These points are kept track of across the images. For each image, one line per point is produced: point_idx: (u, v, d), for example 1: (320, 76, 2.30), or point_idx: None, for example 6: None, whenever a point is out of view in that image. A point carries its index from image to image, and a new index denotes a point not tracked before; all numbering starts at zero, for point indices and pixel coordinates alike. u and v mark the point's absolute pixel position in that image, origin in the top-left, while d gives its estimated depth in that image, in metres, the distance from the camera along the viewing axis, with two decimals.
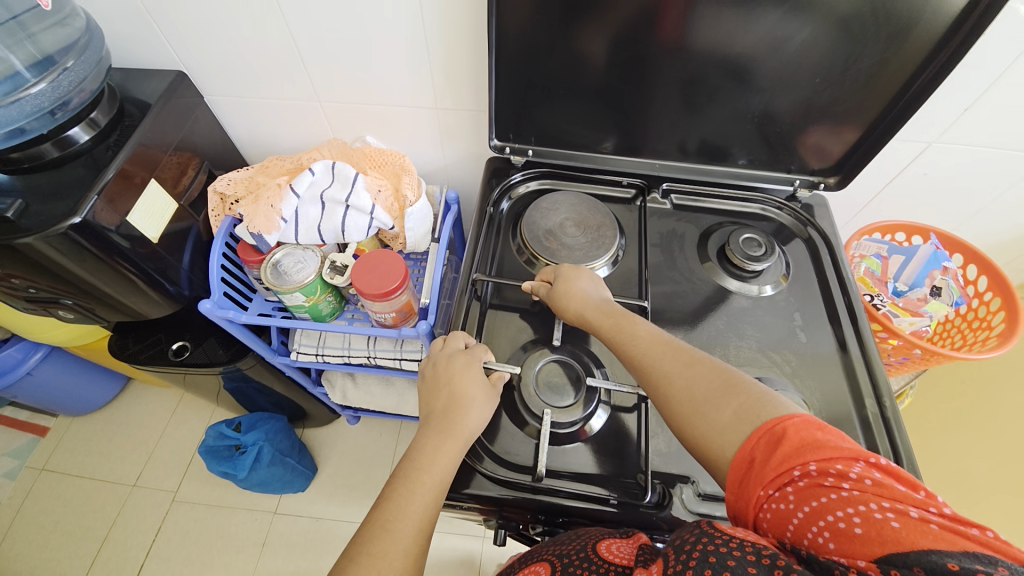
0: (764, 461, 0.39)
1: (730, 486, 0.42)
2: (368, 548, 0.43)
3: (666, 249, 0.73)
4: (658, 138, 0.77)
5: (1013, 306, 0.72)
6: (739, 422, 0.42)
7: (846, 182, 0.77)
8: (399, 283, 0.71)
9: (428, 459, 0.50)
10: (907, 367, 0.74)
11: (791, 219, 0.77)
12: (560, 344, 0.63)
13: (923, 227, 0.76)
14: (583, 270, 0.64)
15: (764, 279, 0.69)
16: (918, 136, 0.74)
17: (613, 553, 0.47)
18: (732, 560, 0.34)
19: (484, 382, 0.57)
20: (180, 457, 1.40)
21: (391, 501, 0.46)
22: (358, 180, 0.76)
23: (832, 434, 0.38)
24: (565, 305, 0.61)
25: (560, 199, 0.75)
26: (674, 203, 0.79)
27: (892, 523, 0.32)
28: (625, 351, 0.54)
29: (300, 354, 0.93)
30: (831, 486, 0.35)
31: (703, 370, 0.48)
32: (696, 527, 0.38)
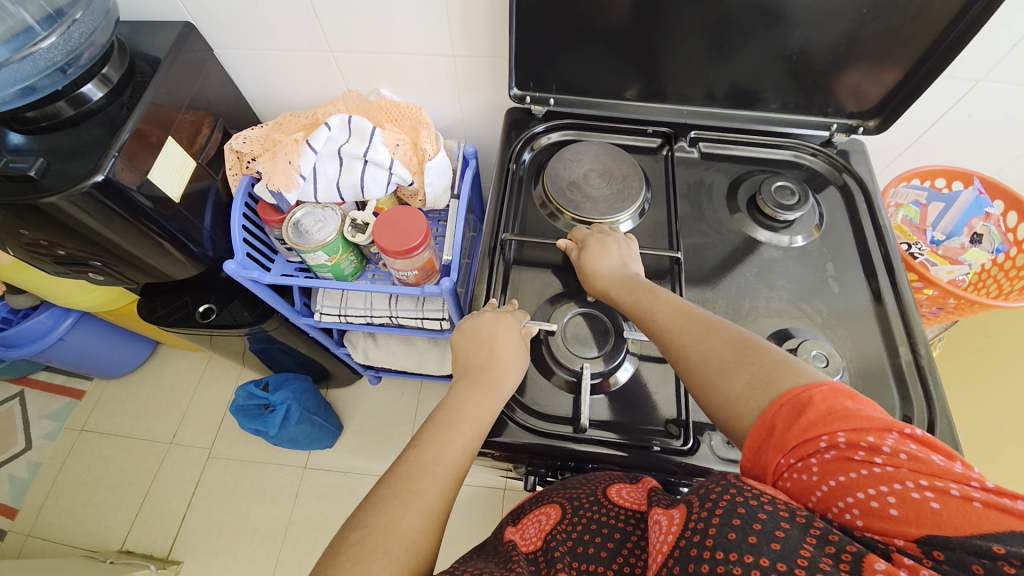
0: (786, 428, 0.38)
1: (746, 451, 0.41)
2: (409, 486, 0.45)
3: (694, 200, 0.71)
4: (685, 83, 0.73)
5: None
6: (751, 392, 0.42)
7: (886, 126, 0.72)
8: (421, 240, 0.71)
9: (462, 410, 0.51)
10: (941, 317, 0.72)
11: (826, 165, 0.74)
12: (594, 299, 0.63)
13: (965, 172, 0.72)
14: (609, 239, 0.63)
15: (795, 230, 0.67)
16: (965, 74, 0.69)
17: (623, 498, 0.50)
18: (763, 513, 0.34)
19: (520, 339, 0.57)
20: (211, 415, 1.46)
21: (430, 445, 0.48)
22: (375, 133, 0.74)
23: (862, 403, 0.37)
24: (590, 274, 0.60)
25: (584, 149, 0.73)
26: (702, 151, 0.75)
27: (932, 503, 0.31)
28: (644, 318, 0.54)
29: (324, 315, 0.94)
30: (861, 461, 0.34)
31: (722, 335, 0.47)
32: (722, 477, 0.38)
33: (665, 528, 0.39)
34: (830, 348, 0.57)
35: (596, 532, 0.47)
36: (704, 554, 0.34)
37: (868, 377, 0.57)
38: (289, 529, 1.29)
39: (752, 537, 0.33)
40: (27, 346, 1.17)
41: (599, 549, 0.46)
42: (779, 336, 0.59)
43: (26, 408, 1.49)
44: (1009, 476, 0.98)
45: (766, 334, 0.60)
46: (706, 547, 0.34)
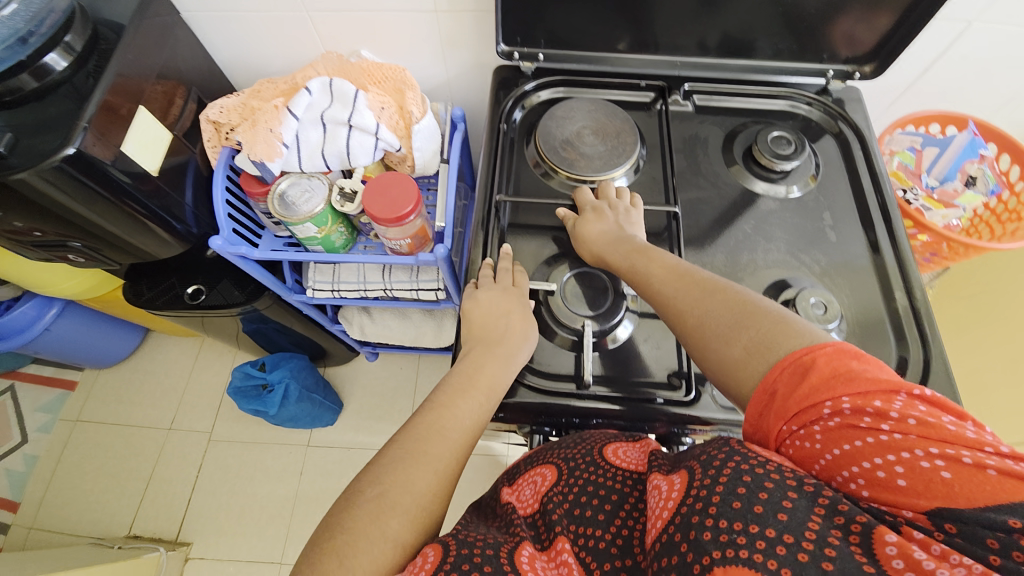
0: (788, 394, 0.39)
1: (749, 418, 0.42)
2: (428, 447, 0.46)
3: (689, 154, 0.70)
4: (677, 34, 0.71)
5: None
6: (749, 356, 0.42)
7: (882, 71, 0.71)
8: (412, 206, 0.69)
9: (472, 374, 0.52)
10: (935, 263, 0.73)
11: (821, 114, 0.73)
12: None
13: (959, 116, 0.72)
14: (604, 207, 0.61)
15: (792, 180, 0.67)
16: (959, 13, 0.68)
17: (620, 458, 0.49)
18: (769, 482, 0.35)
19: (525, 309, 0.57)
20: (209, 399, 1.45)
21: (447, 409, 0.49)
22: (359, 97, 0.71)
23: (867, 364, 0.37)
24: (582, 242, 0.60)
25: (576, 105, 0.71)
26: (696, 104, 0.73)
27: (942, 473, 0.32)
28: (641, 284, 0.53)
29: (316, 290, 0.93)
30: (867, 428, 0.35)
31: (722, 297, 0.47)
32: (725, 444, 0.39)
33: (665, 494, 0.39)
34: (823, 292, 0.58)
35: (593, 495, 0.47)
36: (708, 522, 0.34)
37: (864, 322, 0.58)
38: (296, 506, 1.30)
39: (757, 508, 0.34)
40: (13, 338, 1.15)
41: (596, 512, 0.46)
42: (777, 287, 0.59)
43: (19, 402, 1.47)
44: (996, 416, 1.01)
45: (763, 285, 0.60)
46: (709, 514, 0.34)
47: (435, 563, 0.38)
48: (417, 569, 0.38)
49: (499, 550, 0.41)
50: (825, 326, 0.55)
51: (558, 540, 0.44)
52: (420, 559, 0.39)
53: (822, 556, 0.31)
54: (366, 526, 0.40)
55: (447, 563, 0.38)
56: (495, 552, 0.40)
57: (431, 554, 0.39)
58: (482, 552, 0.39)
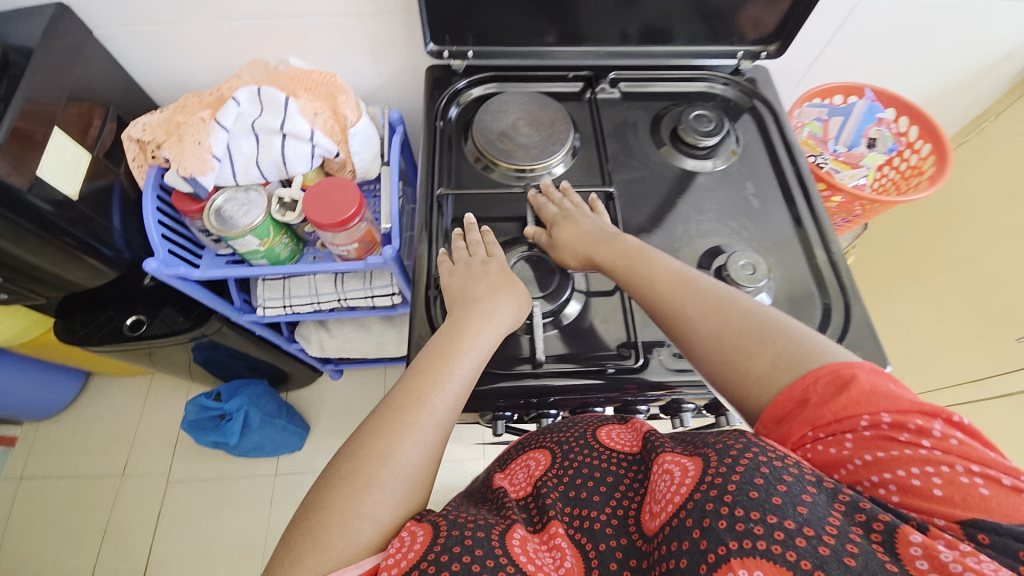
0: (821, 403, 0.41)
1: (768, 420, 0.44)
2: (406, 417, 0.47)
3: (620, 138, 0.73)
4: (598, 26, 0.74)
5: (941, 150, 0.74)
6: (777, 370, 0.44)
7: (786, 49, 0.76)
8: (355, 210, 0.68)
9: (459, 340, 0.52)
10: (852, 223, 0.79)
11: (736, 93, 0.78)
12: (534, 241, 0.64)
13: (856, 85, 0.77)
14: (580, 215, 0.62)
15: (715, 155, 0.71)
16: None
17: (614, 441, 0.53)
18: (787, 476, 0.37)
19: (503, 268, 0.59)
20: (164, 438, 1.37)
21: (429, 375, 0.49)
22: (289, 104, 0.70)
23: (903, 387, 0.40)
24: (559, 247, 0.61)
25: (509, 99, 0.72)
26: (623, 92, 0.77)
27: (980, 489, 0.34)
28: (645, 290, 0.55)
29: (267, 308, 0.90)
30: (905, 442, 0.37)
31: (741, 308, 0.49)
32: (741, 437, 0.42)
33: (677, 480, 0.42)
34: (756, 257, 0.61)
35: (589, 478, 0.50)
36: (723, 510, 0.37)
37: (789, 277, 0.62)
38: (269, 538, 1.25)
39: (776, 499, 0.36)
40: None
41: (592, 493, 0.49)
42: (710, 254, 0.63)
43: None
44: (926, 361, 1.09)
45: (698, 254, 0.63)
46: (724, 503, 0.37)
47: (425, 542, 0.41)
48: (407, 548, 0.41)
49: (490, 530, 0.43)
50: (754, 286, 0.59)
51: (552, 524, 0.46)
52: (407, 537, 0.42)
53: (843, 551, 0.33)
54: (342, 504, 0.42)
55: (436, 543, 0.40)
56: (485, 534, 0.42)
57: (420, 534, 0.42)
58: (473, 534, 0.42)
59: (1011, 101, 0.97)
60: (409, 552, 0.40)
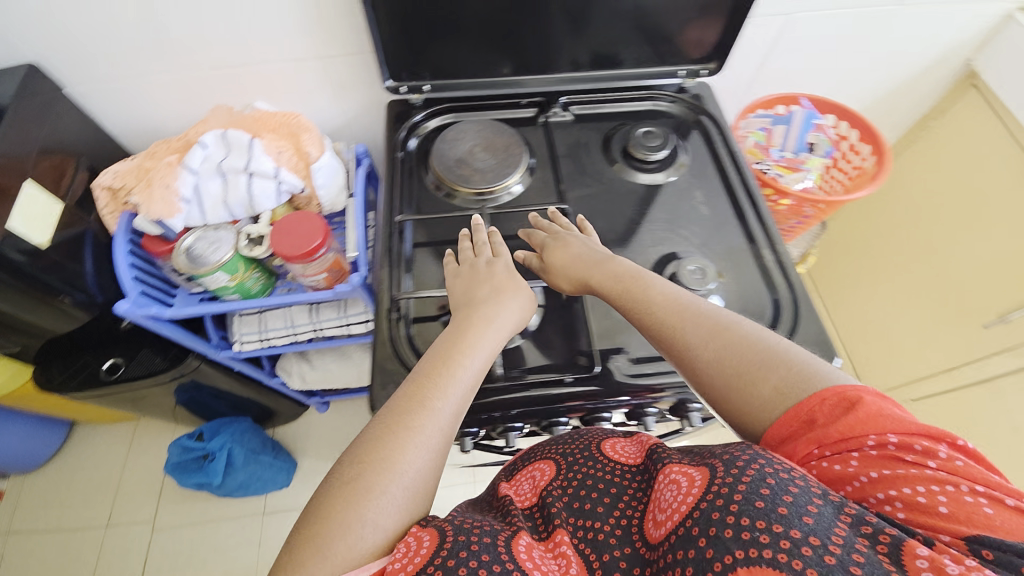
0: (827, 423, 0.41)
1: (771, 435, 0.44)
2: (407, 422, 0.46)
3: (574, 157, 0.76)
4: (545, 55, 0.78)
5: (878, 149, 0.78)
6: (780, 397, 0.44)
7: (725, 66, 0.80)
8: (321, 240, 0.70)
9: (460, 347, 0.53)
10: (806, 224, 0.82)
11: (682, 109, 0.82)
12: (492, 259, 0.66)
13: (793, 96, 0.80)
14: (571, 238, 0.63)
15: (665, 167, 0.75)
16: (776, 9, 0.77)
17: (618, 453, 0.52)
18: (795, 487, 0.36)
19: (508, 268, 0.61)
20: (150, 484, 1.34)
21: (432, 379, 0.50)
22: (253, 145, 0.73)
23: (906, 412, 0.40)
24: (552, 271, 0.62)
25: (464, 127, 0.76)
26: (574, 114, 0.81)
27: (985, 509, 0.34)
28: (642, 311, 0.55)
29: (244, 343, 0.91)
30: (911, 462, 0.37)
31: (739, 334, 0.49)
32: (749, 449, 0.41)
33: (684, 490, 0.41)
34: (708, 264, 0.64)
35: (593, 488, 0.48)
36: (730, 519, 0.36)
37: (740, 278, 0.65)
38: None
39: (782, 508, 0.35)
40: None
41: (596, 503, 0.47)
42: (663, 260, 0.66)
43: None
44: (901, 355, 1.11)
45: (650, 260, 0.66)
46: (731, 512, 0.36)
47: (432, 546, 0.40)
48: (414, 553, 0.39)
49: (495, 537, 0.41)
50: (704, 289, 0.62)
51: (558, 532, 0.45)
52: (412, 541, 0.40)
53: (850, 560, 0.32)
54: (343, 510, 0.41)
55: (442, 548, 0.39)
56: (493, 539, 0.41)
57: (426, 540, 0.40)
58: (480, 539, 0.40)
59: (955, 98, 0.97)
60: (414, 557, 0.39)
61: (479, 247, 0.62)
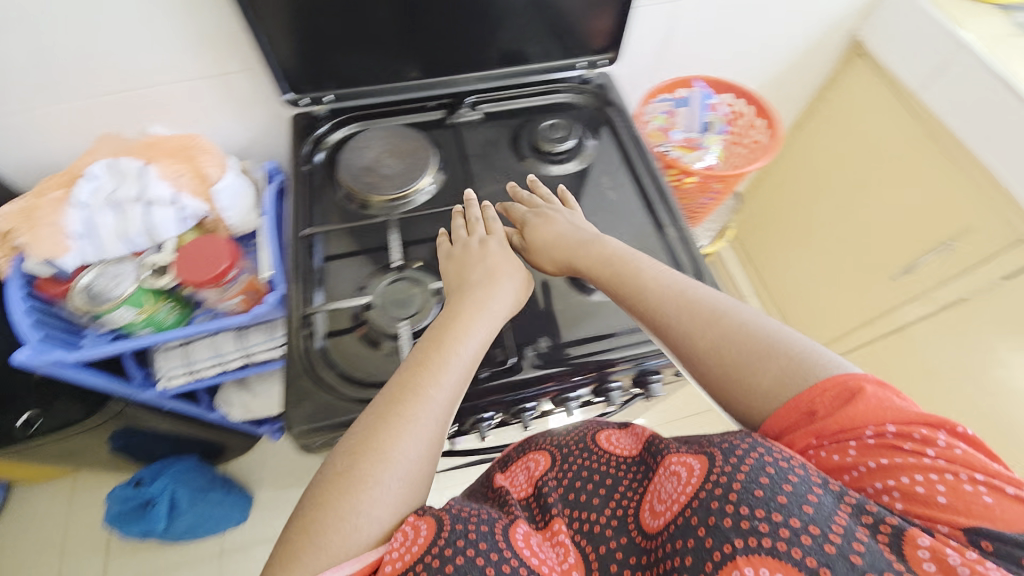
0: (825, 413, 0.43)
1: (771, 422, 0.46)
2: (399, 410, 0.47)
3: (484, 156, 0.77)
4: (445, 57, 0.78)
5: (771, 121, 0.82)
6: (779, 387, 0.46)
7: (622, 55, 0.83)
8: (229, 262, 0.69)
9: (457, 334, 0.54)
10: (717, 200, 0.86)
11: (587, 99, 0.84)
12: (401, 263, 0.64)
13: (685, 80, 0.84)
14: (554, 218, 0.66)
15: (572, 157, 0.76)
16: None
17: (613, 445, 0.53)
18: (794, 477, 0.38)
19: (499, 247, 0.63)
20: (96, 539, 1.27)
21: (426, 367, 0.50)
22: (147, 172, 0.70)
23: (906, 400, 0.42)
24: (534, 250, 0.64)
25: (370, 135, 0.75)
26: (482, 113, 0.81)
27: (985, 497, 0.36)
28: (634, 295, 0.56)
29: (171, 379, 0.87)
30: (911, 451, 0.39)
31: (736, 322, 0.51)
32: (747, 437, 0.42)
33: (683, 481, 0.42)
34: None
35: (587, 480, 0.50)
36: (728, 509, 0.38)
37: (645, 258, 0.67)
38: None
39: (780, 497, 0.37)
40: None
41: (591, 496, 0.48)
42: None
43: None
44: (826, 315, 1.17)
45: None
46: (730, 502, 0.38)
47: (428, 534, 0.40)
48: (412, 541, 0.40)
49: (493, 525, 0.42)
50: None
51: (553, 521, 0.46)
52: (410, 530, 0.41)
53: (849, 549, 0.34)
54: (337, 501, 0.42)
55: (439, 537, 0.40)
56: (490, 528, 0.41)
57: (423, 528, 0.41)
58: (477, 528, 0.41)
59: (844, 70, 1.03)
60: (411, 547, 0.40)
61: (472, 227, 0.64)
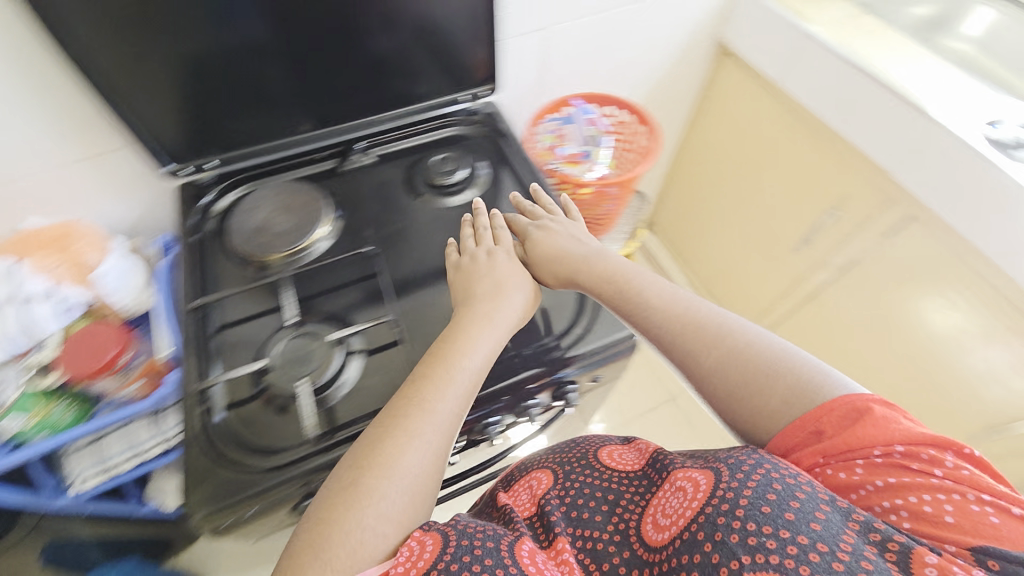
0: (833, 432, 0.45)
1: (781, 439, 0.47)
2: (406, 425, 0.49)
3: (380, 198, 0.77)
4: (326, 109, 0.78)
5: (651, 124, 0.87)
6: (787, 406, 0.48)
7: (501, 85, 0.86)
8: (119, 343, 0.68)
9: (463, 347, 0.56)
10: (618, 205, 0.89)
11: (477, 129, 0.86)
12: (296, 319, 0.63)
13: (565, 99, 0.88)
14: (556, 232, 0.68)
15: (466, 186, 0.78)
16: (531, 26, 0.84)
17: (616, 461, 0.56)
18: (801, 493, 0.40)
19: (506, 258, 0.65)
20: None
21: (430, 382, 0.52)
22: (17, 268, 0.67)
23: (910, 420, 0.43)
24: (534, 263, 0.66)
25: (259, 195, 0.74)
26: (375, 155, 0.82)
27: (990, 518, 0.37)
28: (638, 311, 0.59)
29: (84, 481, 0.81)
30: (918, 470, 0.40)
31: (738, 340, 0.53)
32: (754, 456, 0.44)
33: (689, 496, 0.44)
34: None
35: (590, 498, 0.52)
36: (735, 524, 0.39)
37: None
38: None
39: (789, 514, 0.38)
40: None
41: (594, 513, 0.50)
42: None
43: None
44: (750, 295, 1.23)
45: None
46: (736, 518, 0.39)
47: (433, 551, 0.40)
48: (417, 558, 0.40)
49: (499, 542, 0.42)
50: None
51: (558, 541, 0.47)
52: (416, 546, 0.41)
53: (857, 566, 0.35)
54: (342, 515, 0.43)
55: (445, 552, 0.40)
56: (495, 544, 0.42)
57: (429, 544, 0.41)
58: (483, 544, 0.41)
59: (718, 69, 1.10)
60: (416, 562, 0.40)
61: (480, 236, 0.67)
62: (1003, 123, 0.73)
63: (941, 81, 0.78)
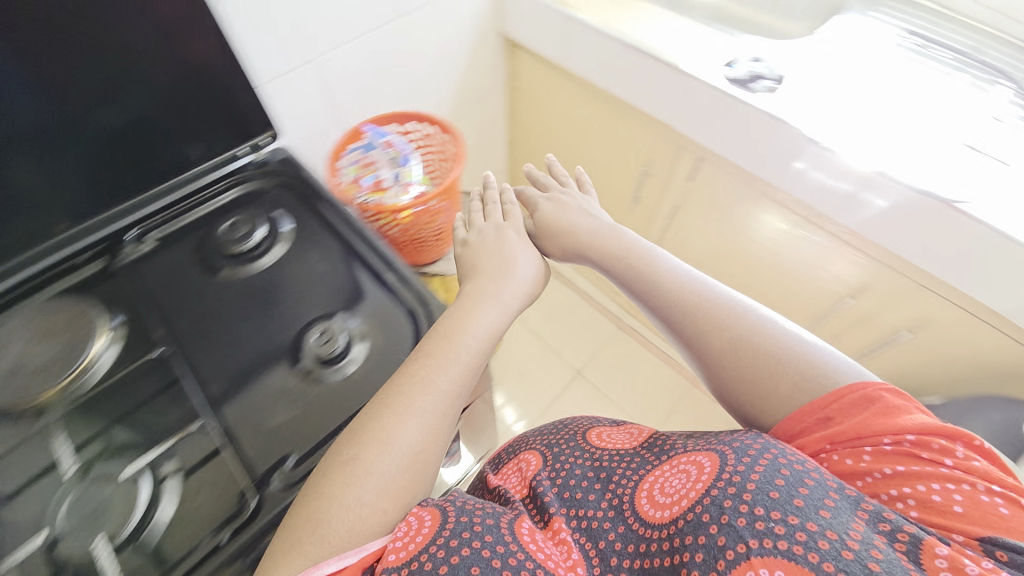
0: (843, 419, 0.47)
1: (790, 422, 0.50)
2: (408, 403, 0.53)
3: (170, 286, 0.67)
4: (68, 206, 0.66)
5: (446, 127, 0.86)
6: (794, 391, 0.51)
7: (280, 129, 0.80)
8: None
9: (461, 322, 0.61)
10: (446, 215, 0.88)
11: (270, 180, 0.78)
12: (77, 468, 0.53)
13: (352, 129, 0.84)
14: (571, 210, 0.75)
15: (268, 245, 0.71)
16: (292, 61, 0.78)
17: (604, 439, 0.60)
18: (810, 482, 0.41)
19: (509, 234, 0.74)
20: None
21: (434, 358, 0.57)
22: None
23: (920, 411, 0.45)
24: (542, 237, 0.75)
25: (4, 333, 0.62)
26: (154, 240, 0.71)
27: (1000, 509, 0.38)
28: (645, 284, 0.64)
29: None
30: (928, 460, 0.42)
31: (755, 319, 0.57)
32: (761, 446, 0.46)
33: (693, 478, 0.46)
34: (353, 328, 0.63)
35: (581, 478, 0.54)
36: (742, 509, 0.40)
37: (375, 314, 0.65)
38: None
39: (796, 501, 0.40)
40: None
41: (586, 493, 0.52)
42: (294, 342, 0.62)
43: None
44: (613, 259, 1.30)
45: (281, 348, 0.62)
46: (743, 502, 0.40)
47: (432, 527, 0.46)
48: (415, 532, 0.46)
49: (498, 520, 0.47)
50: (331, 347, 0.60)
51: (555, 522, 0.49)
52: (414, 521, 0.48)
53: (867, 557, 0.35)
54: (342, 490, 0.47)
55: (442, 532, 0.45)
56: (495, 522, 0.47)
57: (425, 520, 0.48)
58: (482, 523, 0.46)
59: (512, 61, 1.14)
60: (414, 538, 0.46)
61: (490, 211, 0.75)
62: (739, 62, 0.80)
63: (682, 35, 0.86)
